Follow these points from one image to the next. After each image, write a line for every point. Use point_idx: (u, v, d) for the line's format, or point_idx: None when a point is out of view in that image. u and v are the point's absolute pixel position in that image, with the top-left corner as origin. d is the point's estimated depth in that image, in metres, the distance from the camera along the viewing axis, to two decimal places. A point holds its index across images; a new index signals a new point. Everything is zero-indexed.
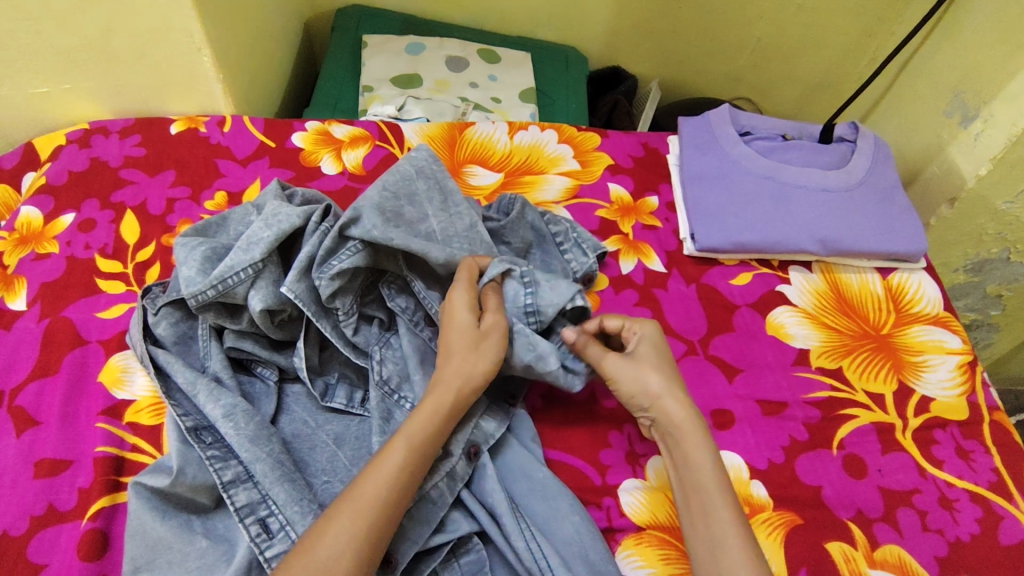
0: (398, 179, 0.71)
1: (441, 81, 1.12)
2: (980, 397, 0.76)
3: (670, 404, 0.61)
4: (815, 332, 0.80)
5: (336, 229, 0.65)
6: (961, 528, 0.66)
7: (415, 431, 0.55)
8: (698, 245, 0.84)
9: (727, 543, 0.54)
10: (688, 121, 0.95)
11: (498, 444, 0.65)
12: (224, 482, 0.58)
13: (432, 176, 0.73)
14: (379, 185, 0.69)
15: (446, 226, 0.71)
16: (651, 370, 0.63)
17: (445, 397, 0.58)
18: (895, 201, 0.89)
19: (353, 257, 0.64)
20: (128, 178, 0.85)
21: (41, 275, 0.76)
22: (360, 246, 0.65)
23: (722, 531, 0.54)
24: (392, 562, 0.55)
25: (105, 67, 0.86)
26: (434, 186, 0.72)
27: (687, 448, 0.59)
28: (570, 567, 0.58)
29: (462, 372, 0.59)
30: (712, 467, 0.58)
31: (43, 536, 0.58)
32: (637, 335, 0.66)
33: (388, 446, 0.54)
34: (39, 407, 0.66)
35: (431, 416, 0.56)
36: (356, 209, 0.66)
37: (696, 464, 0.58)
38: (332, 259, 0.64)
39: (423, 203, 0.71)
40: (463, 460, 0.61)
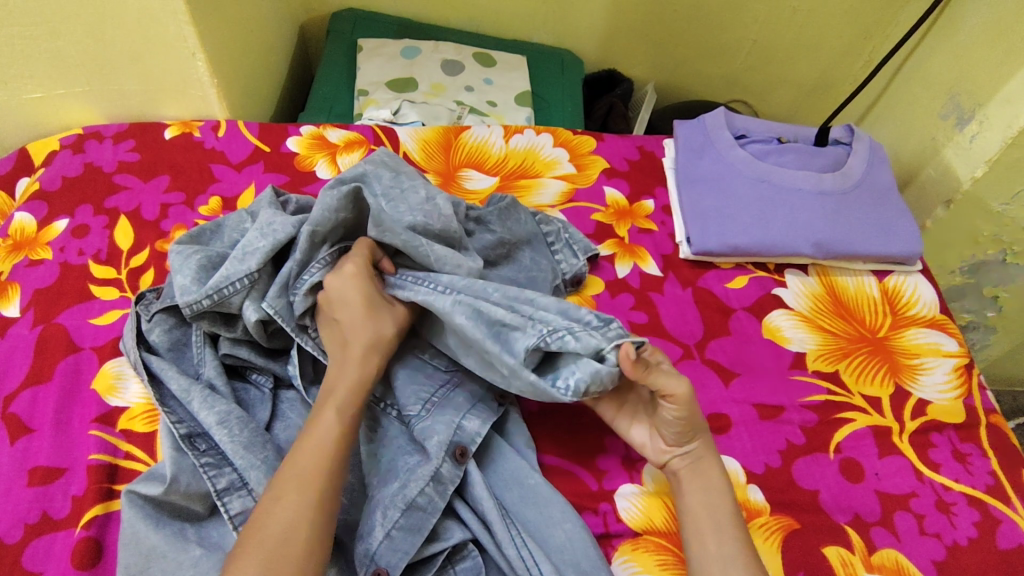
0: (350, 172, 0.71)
1: (436, 85, 1.11)
2: (976, 400, 0.76)
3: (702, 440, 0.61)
4: (811, 335, 0.80)
5: (304, 237, 0.64)
6: (959, 532, 0.66)
7: (341, 394, 0.56)
8: (694, 249, 0.84)
9: (738, 565, 0.55)
10: (684, 124, 0.95)
11: (491, 448, 0.64)
12: (218, 489, 0.58)
13: (383, 163, 0.72)
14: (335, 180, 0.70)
15: (398, 204, 0.69)
16: (699, 410, 0.60)
17: (367, 362, 0.59)
18: (890, 203, 0.89)
19: (324, 268, 0.64)
20: (122, 183, 0.85)
21: (35, 282, 0.75)
22: (330, 261, 0.65)
23: (734, 552, 0.55)
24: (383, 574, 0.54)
25: (98, 72, 0.86)
26: (384, 166, 0.72)
27: (706, 475, 0.60)
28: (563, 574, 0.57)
29: (366, 338, 0.60)
30: (728, 496, 0.59)
31: (37, 545, 0.58)
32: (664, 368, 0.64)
33: (319, 411, 0.56)
34: (32, 415, 0.66)
35: (353, 378, 0.58)
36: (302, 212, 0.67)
37: (718, 494, 0.59)
38: (305, 273, 0.64)
39: (372, 183, 0.70)
40: (450, 463, 0.60)
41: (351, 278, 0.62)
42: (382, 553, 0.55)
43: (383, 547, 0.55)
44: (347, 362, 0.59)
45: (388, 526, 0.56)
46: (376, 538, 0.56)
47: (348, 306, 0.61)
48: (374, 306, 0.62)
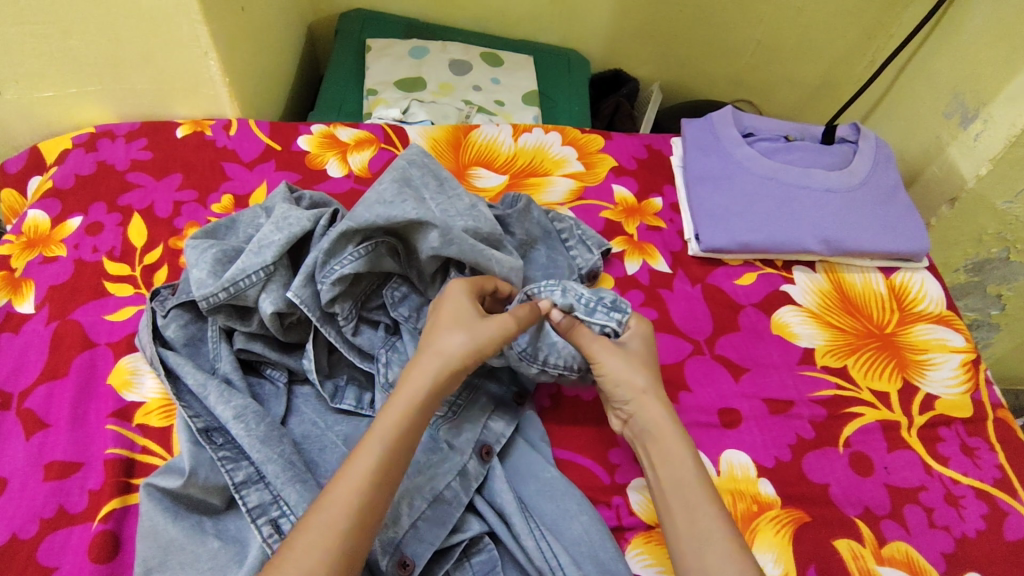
0: (393, 172, 0.70)
1: (444, 84, 1.12)
2: (984, 395, 0.77)
3: (650, 402, 0.61)
4: (819, 330, 0.80)
5: (339, 230, 0.63)
6: (967, 524, 0.66)
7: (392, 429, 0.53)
8: (703, 246, 0.85)
9: (709, 531, 0.53)
10: (692, 123, 0.96)
11: (510, 446, 0.65)
12: (235, 483, 0.59)
13: (425, 166, 0.73)
14: (380, 182, 0.68)
15: (445, 208, 0.70)
16: (640, 366, 0.63)
17: (426, 370, 0.56)
18: (897, 201, 0.90)
19: (354, 261, 0.64)
20: (135, 181, 0.86)
21: (49, 278, 0.76)
22: (362, 252, 0.64)
23: (709, 525, 0.53)
24: (408, 564, 0.55)
25: (111, 72, 0.87)
26: (429, 173, 0.72)
27: (670, 445, 0.59)
28: (580, 565, 0.58)
29: (438, 348, 0.57)
30: (692, 463, 0.58)
31: (54, 539, 0.58)
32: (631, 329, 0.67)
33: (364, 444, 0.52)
34: (48, 410, 0.66)
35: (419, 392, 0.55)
36: (352, 210, 0.66)
37: (682, 467, 0.57)
38: (334, 264, 0.64)
39: (419, 187, 0.70)
40: (475, 460, 0.62)
41: (455, 296, 0.62)
42: (407, 543, 0.56)
43: (407, 537, 0.56)
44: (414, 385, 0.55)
45: (413, 517, 0.57)
46: (402, 527, 0.57)
47: (441, 313, 0.60)
48: (463, 319, 0.60)
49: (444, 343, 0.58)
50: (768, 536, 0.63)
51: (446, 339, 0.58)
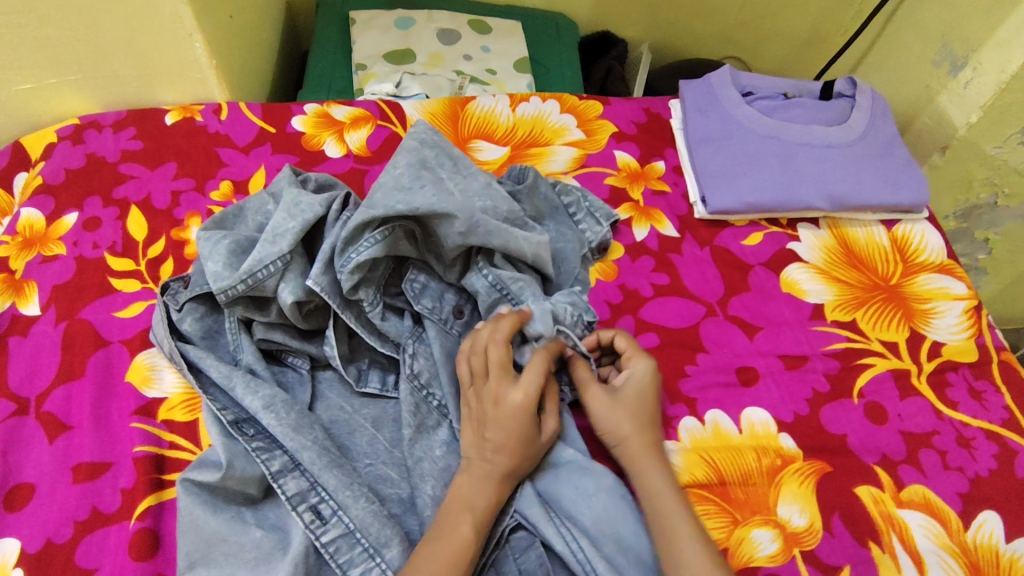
0: (409, 153, 0.68)
1: (434, 55, 1.09)
2: (987, 339, 0.79)
3: (634, 441, 0.63)
4: (827, 286, 0.82)
5: (360, 218, 0.62)
6: (979, 465, 0.69)
7: (478, 506, 0.57)
8: (710, 209, 0.85)
9: (687, 561, 0.56)
10: (690, 84, 0.95)
11: (550, 450, 0.64)
12: (273, 472, 0.59)
13: (437, 146, 0.72)
14: (395, 167, 0.67)
15: (463, 188, 0.70)
16: (626, 416, 0.64)
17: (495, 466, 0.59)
18: (896, 153, 0.90)
19: (372, 247, 0.63)
20: (128, 173, 0.83)
21: (52, 278, 0.74)
22: (379, 237, 0.63)
23: (682, 550, 0.56)
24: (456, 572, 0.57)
25: (93, 59, 0.83)
26: (443, 154, 0.71)
27: (648, 483, 0.61)
28: (600, 545, 0.59)
29: (506, 435, 0.59)
30: (671, 493, 0.60)
31: (91, 540, 0.58)
32: (630, 369, 0.67)
33: (456, 521, 0.55)
34: (68, 411, 0.65)
35: (494, 477, 0.58)
36: (371, 198, 0.65)
37: (659, 507, 0.59)
38: (351, 251, 0.63)
39: (436, 168, 0.70)
40: None
41: (540, 368, 0.62)
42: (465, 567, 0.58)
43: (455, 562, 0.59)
44: (489, 470, 0.59)
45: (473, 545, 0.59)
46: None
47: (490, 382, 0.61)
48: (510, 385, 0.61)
49: (520, 435, 0.59)
50: (793, 488, 0.66)
51: (515, 428, 0.59)
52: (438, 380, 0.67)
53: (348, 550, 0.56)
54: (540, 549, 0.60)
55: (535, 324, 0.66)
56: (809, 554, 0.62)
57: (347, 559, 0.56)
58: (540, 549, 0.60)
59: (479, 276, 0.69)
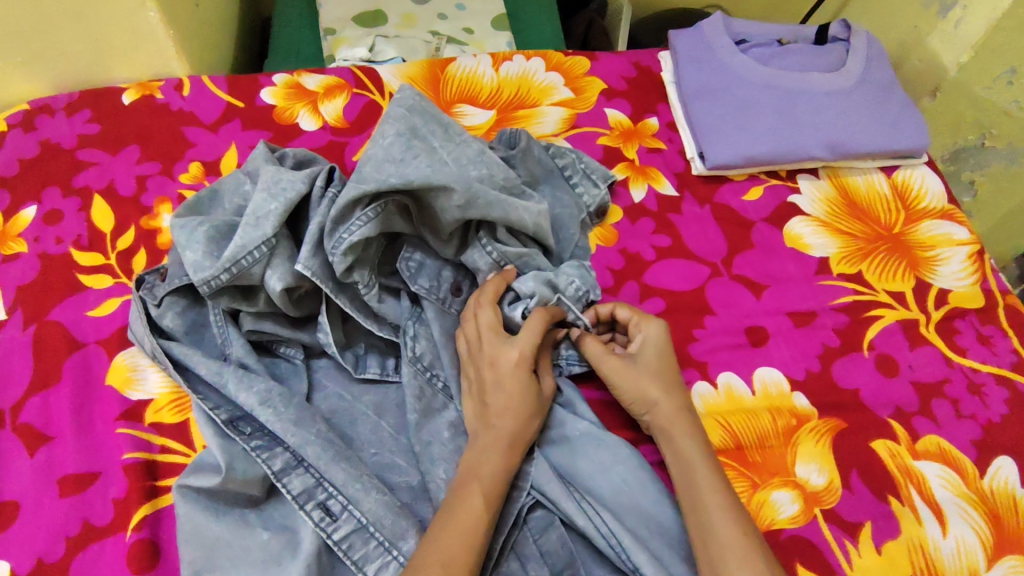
0: (397, 122, 0.64)
1: (407, 16, 1.03)
2: (991, 284, 0.78)
3: (665, 407, 0.60)
4: (831, 238, 0.80)
5: (349, 195, 0.58)
6: (991, 411, 0.69)
7: (485, 476, 0.54)
8: (708, 164, 0.82)
9: (716, 526, 0.52)
10: (680, 34, 0.91)
11: (561, 423, 0.62)
12: (275, 472, 0.55)
13: (426, 112, 0.67)
14: (384, 137, 0.63)
15: (456, 157, 0.65)
16: (653, 380, 0.61)
17: (499, 433, 0.56)
18: (894, 97, 0.88)
19: (364, 226, 0.59)
20: (88, 159, 0.77)
21: (15, 278, 0.68)
22: (371, 215, 0.59)
23: (712, 517, 0.53)
24: None
25: (37, 37, 0.76)
26: (433, 120, 0.66)
27: (682, 448, 0.58)
28: (622, 518, 0.57)
29: (505, 396, 0.57)
30: (703, 455, 0.57)
31: (85, 556, 0.54)
32: (642, 334, 0.64)
33: (465, 493, 0.52)
34: (47, 421, 0.61)
35: (502, 443, 0.56)
36: (360, 172, 0.61)
37: (691, 471, 0.56)
38: (342, 231, 0.59)
39: (427, 137, 0.65)
40: None
41: (537, 327, 0.60)
42: None
43: None
44: (495, 440, 0.56)
45: None
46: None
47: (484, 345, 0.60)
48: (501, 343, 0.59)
49: (520, 395, 0.58)
50: (810, 447, 0.65)
51: (513, 389, 0.57)
52: (441, 361, 0.64)
53: (363, 545, 0.54)
54: (560, 529, 0.57)
55: (527, 282, 0.65)
56: (830, 512, 0.61)
57: (361, 555, 0.54)
58: (560, 529, 0.57)
59: (482, 252, 0.66)
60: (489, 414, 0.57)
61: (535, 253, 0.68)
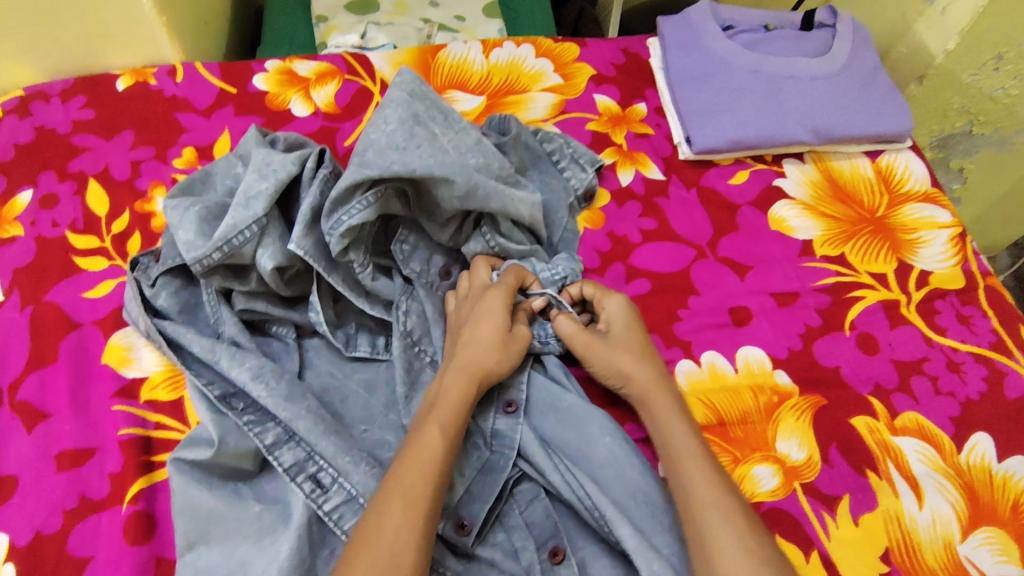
0: (399, 108, 0.65)
1: (399, 4, 1.04)
2: (973, 265, 0.79)
3: (640, 376, 0.61)
4: (815, 222, 0.81)
5: (351, 179, 0.59)
6: (969, 388, 0.70)
7: (444, 407, 0.55)
8: (695, 149, 0.83)
9: (697, 489, 0.53)
10: (669, 20, 0.92)
11: (551, 393, 0.63)
12: (267, 445, 0.57)
13: (428, 98, 0.68)
14: (386, 123, 0.64)
15: (456, 144, 0.67)
16: (624, 353, 0.63)
17: (466, 365, 0.58)
18: (880, 81, 0.89)
19: (364, 211, 0.60)
20: (82, 145, 0.78)
21: (12, 261, 0.70)
22: (371, 200, 0.61)
23: (691, 480, 0.54)
24: (466, 524, 0.56)
25: (32, 24, 0.77)
26: (434, 107, 0.67)
27: (664, 418, 0.58)
28: (607, 491, 0.59)
29: (475, 335, 0.60)
30: (681, 423, 0.58)
31: (83, 528, 0.56)
32: (606, 309, 0.66)
33: (422, 428, 0.54)
34: (45, 399, 0.62)
35: (462, 375, 0.58)
36: (362, 156, 0.62)
37: (671, 439, 0.57)
38: (342, 214, 0.60)
39: (428, 123, 0.66)
40: (499, 415, 0.62)
41: (509, 281, 0.65)
42: (462, 505, 0.57)
43: (463, 503, 0.58)
44: (455, 373, 0.58)
45: (466, 483, 0.59)
46: (457, 493, 0.58)
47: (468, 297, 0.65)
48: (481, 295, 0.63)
49: (489, 332, 0.60)
50: (790, 424, 0.66)
51: (483, 325, 0.61)
52: (430, 338, 0.66)
53: (352, 516, 0.55)
54: (545, 501, 0.59)
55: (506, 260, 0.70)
56: (809, 486, 0.63)
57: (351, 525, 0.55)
58: (545, 501, 0.59)
59: (480, 241, 0.69)
60: (456, 355, 0.60)
61: (540, 252, 0.72)
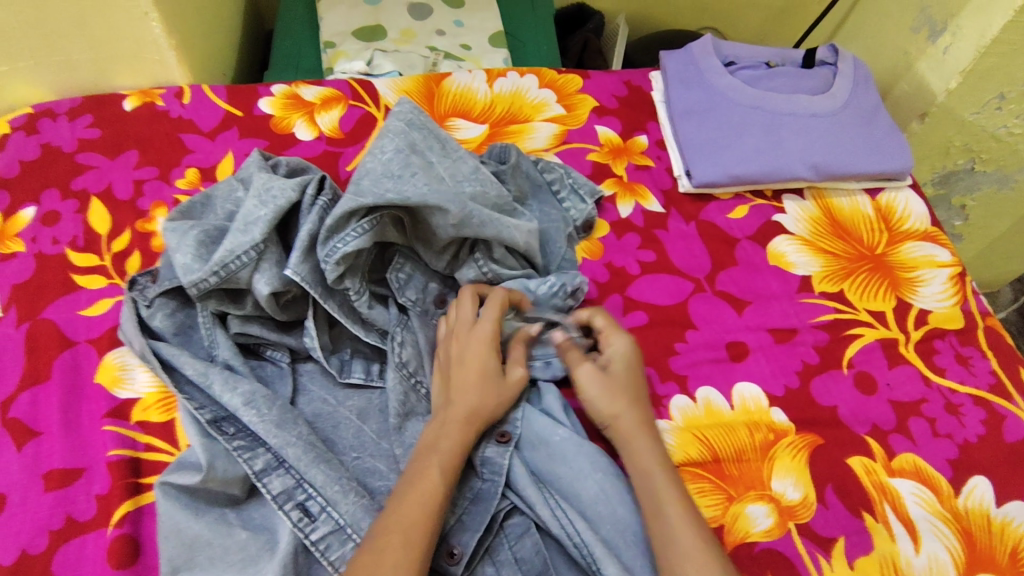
0: (398, 138, 0.65)
1: (406, 31, 1.05)
2: (972, 305, 0.79)
3: (627, 422, 0.61)
4: (814, 258, 0.81)
5: (346, 207, 0.59)
6: (968, 431, 0.69)
7: (445, 449, 0.55)
8: (695, 182, 0.84)
9: (677, 540, 0.53)
10: (671, 55, 0.93)
11: (535, 423, 0.63)
12: (256, 471, 0.57)
13: (425, 128, 0.69)
14: (383, 151, 0.64)
15: (452, 172, 0.67)
16: (619, 395, 0.62)
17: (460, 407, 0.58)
18: (880, 120, 0.89)
19: (359, 238, 0.60)
20: (87, 163, 0.79)
21: (10, 277, 0.70)
22: (365, 228, 0.61)
23: (673, 531, 0.53)
24: (456, 554, 0.56)
25: (44, 45, 0.79)
26: (431, 136, 0.68)
27: (647, 466, 0.58)
28: (597, 528, 0.58)
29: (468, 374, 0.60)
30: (665, 471, 0.57)
31: (66, 551, 0.55)
32: (612, 349, 0.65)
33: (424, 465, 0.54)
34: (36, 417, 0.62)
35: (458, 419, 0.58)
36: (359, 184, 0.62)
37: (653, 486, 0.56)
38: (336, 241, 0.60)
39: (425, 152, 0.67)
40: (491, 445, 0.61)
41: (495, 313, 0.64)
42: (454, 534, 0.57)
43: (452, 534, 0.57)
44: (451, 416, 0.58)
45: (458, 513, 0.58)
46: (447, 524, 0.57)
47: (457, 330, 0.63)
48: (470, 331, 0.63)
49: (483, 372, 0.60)
50: (785, 462, 0.66)
51: (475, 364, 0.60)
52: (425, 368, 0.65)
53: (340, 546, 0.54)
54: (536, 536, 0.58)
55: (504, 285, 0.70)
56: (804, 526, 0.62)
57: (338, 556, 0.54)
58: (536, 535, 0.58)
59: (475, 268, 0.69)
60: (453, 398, 0.59)
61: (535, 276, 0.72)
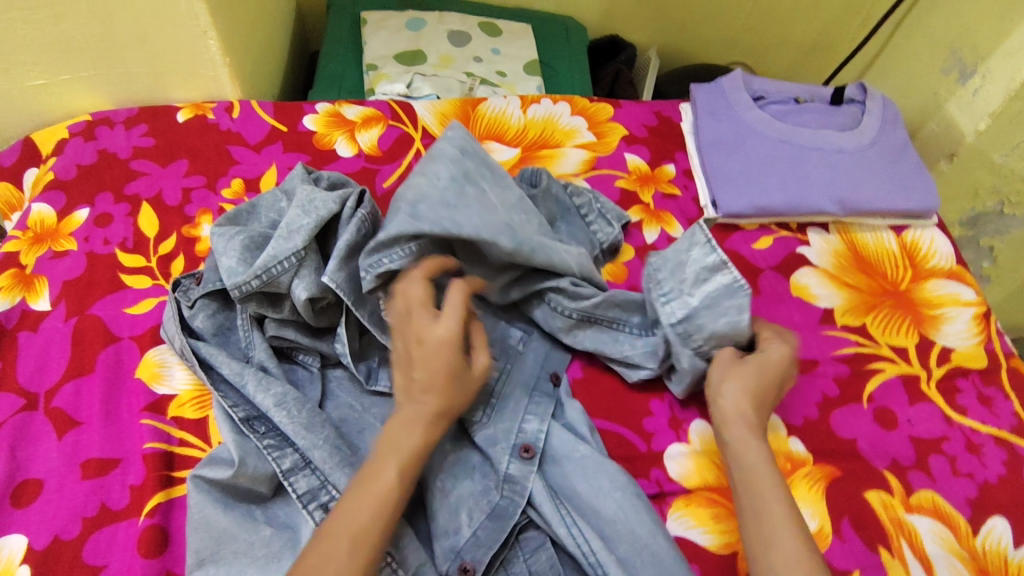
0: (452, 164, 0.69)
1: (445, 56, 1.10)
2: (996, 345, 0.79)
3: (742, 424, 0.60)
4: (837, 291, 0.82)
5: (400, 230, 0.62)
6: (988, 471, 0.69)
7: (407, 450, 0.54)
8: (720, 212, 0.85)
9: (777, 540, 0.52)
10: (702, 88, 0.96)
11: (555, 440, 0.64)
12: (284, 470, 0.59)
13: (476, 155, 0.72)
14: (439, 177, 0.67)
15: (501, 199, 0.70)
16: (748, 395, 0.62)
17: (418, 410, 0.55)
18: (907, 158, 0.91)
19: (405, 258, 0.63)
20: (140, 170, 0.83)
21: (62, 273, 0.74)
22: (414, 249, 0.64)
23: (774, 530, 0.53)
24: (469, 568, 0.57)
25: (108, 58, 0.84)
26: (482, 164, 0.72)
27: (751, 463, 0.58)
28: (611, 546, 0.59)
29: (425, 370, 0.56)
30: (771, 471, 0.57)
31: (99, 538, 0.58)
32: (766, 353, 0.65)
33: (378, 466, 0.53)
34: (77, 407, 0.65)
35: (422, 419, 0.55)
36: (416, 207, 0.64)
37: (757, 483, 0.56)
38: (383, 256, 0.63)
39: (477, 179, 0.70)
40: (512, 459, 0.62)
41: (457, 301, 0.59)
42: (467, 548, 0.58)
43: (467, 544, 0.58)
44: (417, 415, 0.55)
45: (474, 526, 0.59)
46: (463, 536, 0.58)
47: (413, 319, 0.59)
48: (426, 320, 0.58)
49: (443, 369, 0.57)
50: (803, 493, 0.66)
51: (434, 361, 0.57)
52: None
53: None
54: (550, 550, 0.59)
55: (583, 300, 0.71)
56: None
57: None
58: (550, 550, 0.59)
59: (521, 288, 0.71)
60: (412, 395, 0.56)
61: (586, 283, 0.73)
